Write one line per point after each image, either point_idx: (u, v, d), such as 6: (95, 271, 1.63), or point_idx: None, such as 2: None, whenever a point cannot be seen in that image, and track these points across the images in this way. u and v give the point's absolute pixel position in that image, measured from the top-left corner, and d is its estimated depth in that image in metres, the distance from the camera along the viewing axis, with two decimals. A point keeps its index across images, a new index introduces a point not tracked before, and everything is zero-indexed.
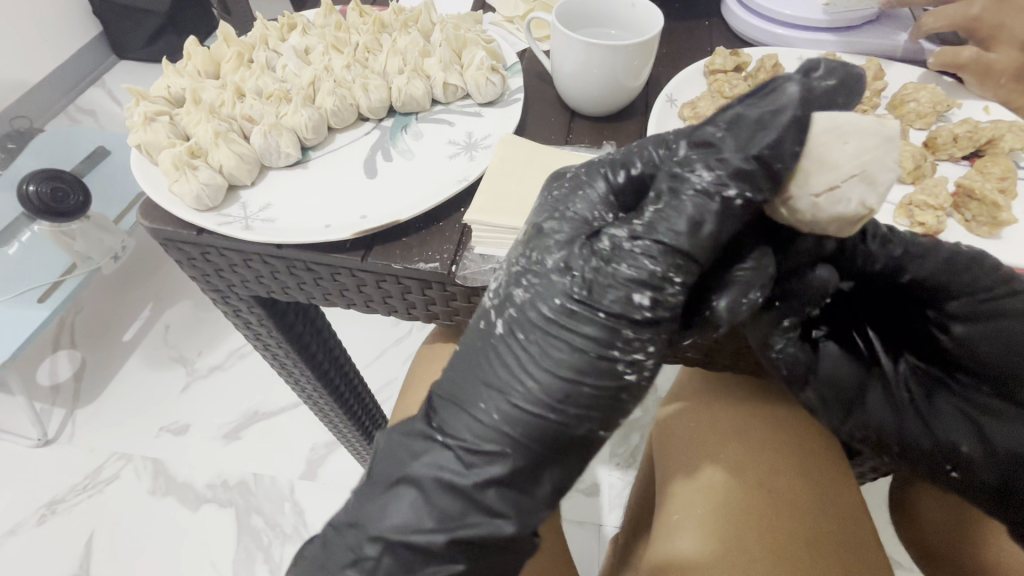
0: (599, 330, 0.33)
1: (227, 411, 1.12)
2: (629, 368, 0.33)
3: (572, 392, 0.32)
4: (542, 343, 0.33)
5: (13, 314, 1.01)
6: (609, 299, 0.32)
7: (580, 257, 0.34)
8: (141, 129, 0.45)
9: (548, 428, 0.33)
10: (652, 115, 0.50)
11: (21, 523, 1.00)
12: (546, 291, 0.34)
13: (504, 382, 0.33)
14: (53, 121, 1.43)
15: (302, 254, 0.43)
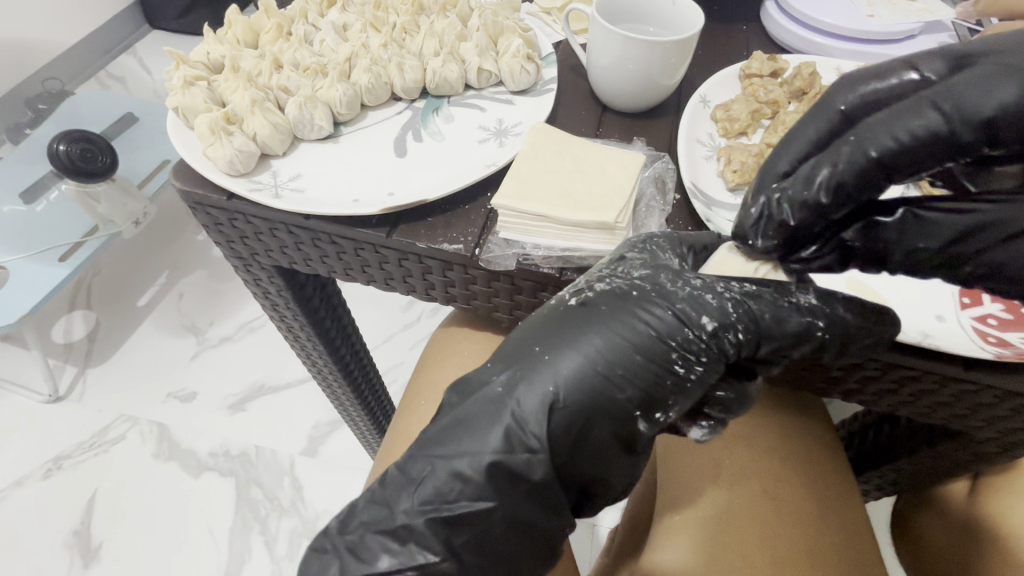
0: (670, 325, 0.34)
1: (234, 382, 1.14)
2: (697, 364, 0.34)
3: (628, 373, 0.33)
4: (619, 334, 0.34)
5: (35, 271, 1.03)
6: (680, 304, 0.34)
7: (619, 273, 0.37)
8: (179, 93, 0.46)
9: (611, 406, 0.33)
10: (685, 115, 0.50)
11: (28, 476, 1.02)
12: (614, 296, 0.35)
13: (560, 378, 0.33)
14: (84, 85, 1.46)
15: (329, 227, 0.43)
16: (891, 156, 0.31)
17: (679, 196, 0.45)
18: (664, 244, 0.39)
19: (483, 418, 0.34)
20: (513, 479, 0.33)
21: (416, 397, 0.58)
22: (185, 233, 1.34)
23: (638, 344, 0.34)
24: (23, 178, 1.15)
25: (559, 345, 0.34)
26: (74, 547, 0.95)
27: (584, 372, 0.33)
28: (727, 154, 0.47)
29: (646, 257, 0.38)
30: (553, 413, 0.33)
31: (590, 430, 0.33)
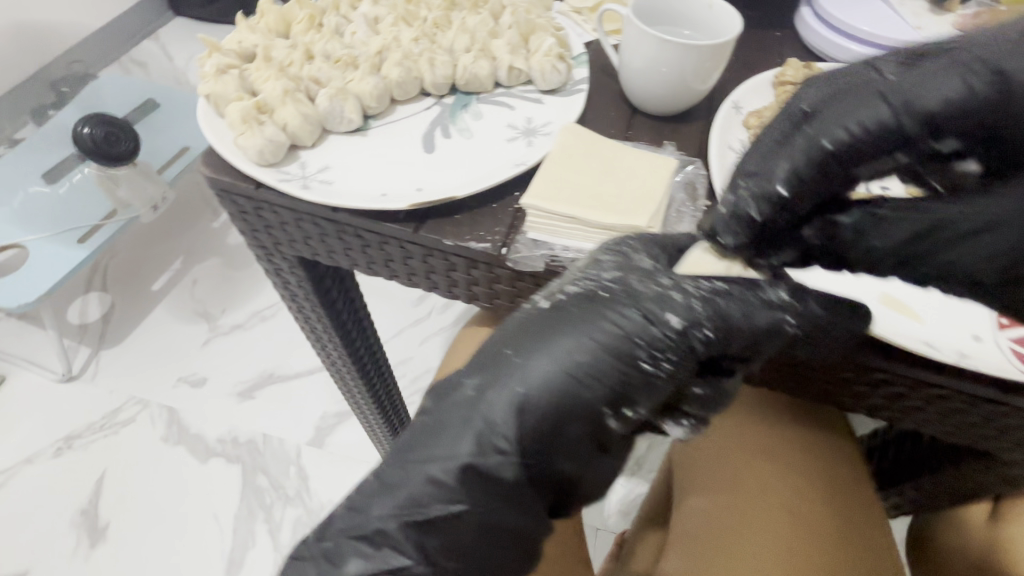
0: (641, 331, 0.32)
1: (244, 369, 1.14)
2: (670, 366, 0.32)
3: (594, 374, 0.32)
4: (586, 340, 0.32)
5: (54, 253, 1.04)
6: (646, 304, 0.33)
7: (585, 275, 0.35)
8: (212, 81, 0.46)
9: (583, 409, 0.32)
10: (716, 120, 0.49)
11: (39, 454, 1.03)
12: (577, 300, 0.33)
13: (521, 385, 0.32)
14: (107, 68, 1.47)
15: (357, 220, 0.43)
16: (845, 149, 0.29)
17: (709, 203, 0.44)
18: (636, 244, 0.36)
19: (454, 425, 0.33)
20: (484, 483, 0.33)
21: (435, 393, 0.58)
22: (202, 220, 1.35)
23: (605, 347, 0.32)
24: (46, 160, 1.17)
25: (523, 352, 0.32)
26: (82, 527, 0.96)
27: (545, 379, 0.32)
28: None
29: (618, 260, 0.35)
30: (520, 420, 0.32)
31: (556, 434, 0.32)
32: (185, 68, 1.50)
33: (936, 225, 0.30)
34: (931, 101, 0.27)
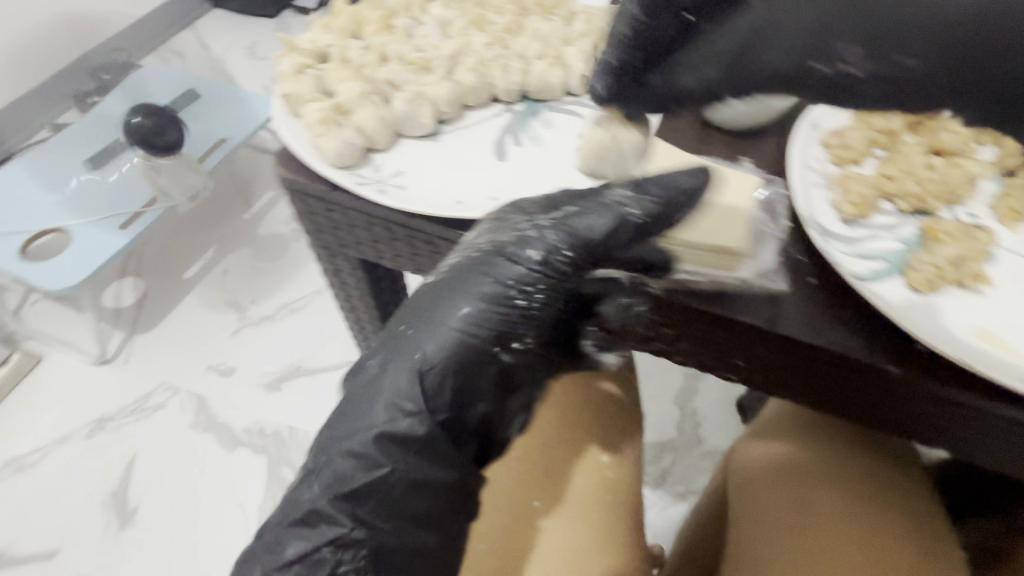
0: (500, 287, 0.38)
1: (272, 360, 1.15)
2: (543, 308, 0.40)
3: (483, 317, 0.38)
4: (457, 302, 0.38)
5: (97, 237, 1.06)
6: (514, 253, 0.39)
7: (466, 243, 0.41)
8: (290, 80, 0.46)
9: (472, 349, 0.38)
10: (796, 137, 0.47)
11: (73, 434, 1.06)
12: (458, 268, 0.39)
13: (418, 344, 0.37)
14: (146, 57, 1.50)
15: (433, 228, 0.43)
16: None
17: (791, 223, 0.44)
18: (510, 205, 0.42)
19: (362, 400, 0.36)
20: (402, 445, 0.36)
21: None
22: (236, 211, 1.36)
23: (488, 296, 0.38)
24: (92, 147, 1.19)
25: (416, 321, 0.38)
26: (112, 508, 0.98)
27: (430, 328, 0.38)
28: (842, 183, 0.45)
29: (494, 220, 0.42)
30: (423, 383, 0.36)
31: (465, 369, 0.38)
32: (224, 60, 1.51)
33: (783, 48, 0.30)
34: None
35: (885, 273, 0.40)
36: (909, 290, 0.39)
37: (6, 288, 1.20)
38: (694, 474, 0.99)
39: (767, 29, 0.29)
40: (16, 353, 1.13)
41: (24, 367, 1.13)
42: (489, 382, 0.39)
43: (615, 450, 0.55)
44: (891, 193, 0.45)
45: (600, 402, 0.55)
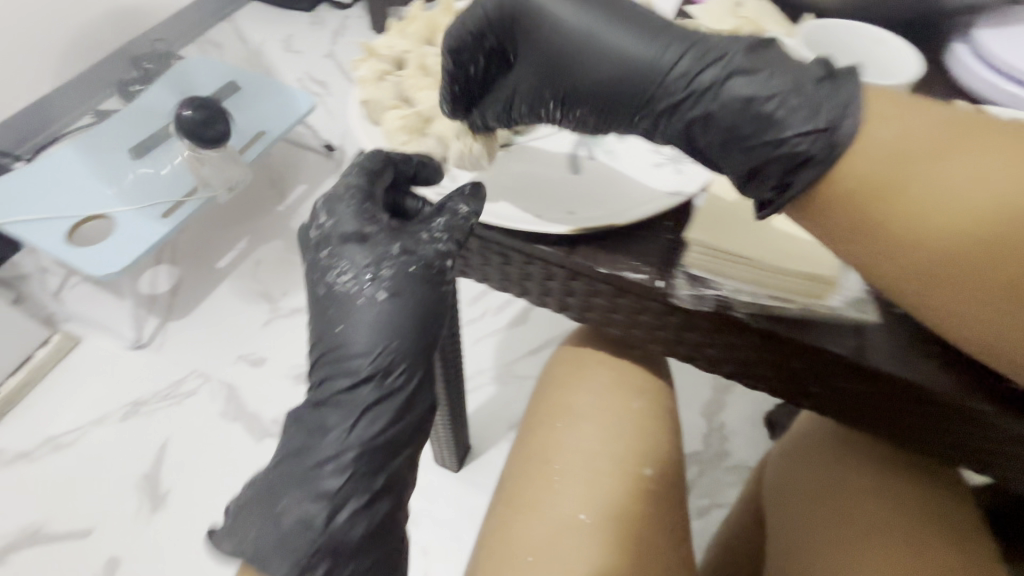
0: (358, 262, 0.41)
1: (301, 353, 1.11)
2: (415, 262, 0.41)
3: (413, 311, 0.41)
4: (324, 281, 0.42)
5: (140, 225, 1.06)
6: (424, 253, 0.42)
7: (361, 256, 0.41)
8: (370, 86, 0.49)
9: (411, 340, 0.41)
10: None
11: (107, 416, 1.03)
12: (371, 280, 0.41)
13: (361, 352, 0.41)
14: (186, 47, 1.52)
15: (507, 239, 0.44)
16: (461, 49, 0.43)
17: None
18: (371, 205, 0.43)
19: (330, 418, 0.41)
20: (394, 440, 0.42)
21: (550, 417, 0.54)
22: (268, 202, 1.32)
23: (416, 296, 0.41)
24: (138, 134, 1.21)
25: (353, 333, 0.41)
26: (144, 491, 0.96)
27: (367, 331, 0.41)
28: None
29: (360, 222, 0.42)
30: (383, 380, 0.41)
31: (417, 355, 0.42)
32: (262, 50, 1.53)
33: (561, 97, 0.43)
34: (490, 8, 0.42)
35: None
36: None
37: (49, 270, 1.19)
38: (720, 487, 0.97)
39: (544, 82, 0.43)
40: (57, 332, 1.09)
41: (63, 348, 1.09)
42: (397, 329, 0.41)
43: (668, 468, 0.52)
44: None
45: (621, 413, 0.53)
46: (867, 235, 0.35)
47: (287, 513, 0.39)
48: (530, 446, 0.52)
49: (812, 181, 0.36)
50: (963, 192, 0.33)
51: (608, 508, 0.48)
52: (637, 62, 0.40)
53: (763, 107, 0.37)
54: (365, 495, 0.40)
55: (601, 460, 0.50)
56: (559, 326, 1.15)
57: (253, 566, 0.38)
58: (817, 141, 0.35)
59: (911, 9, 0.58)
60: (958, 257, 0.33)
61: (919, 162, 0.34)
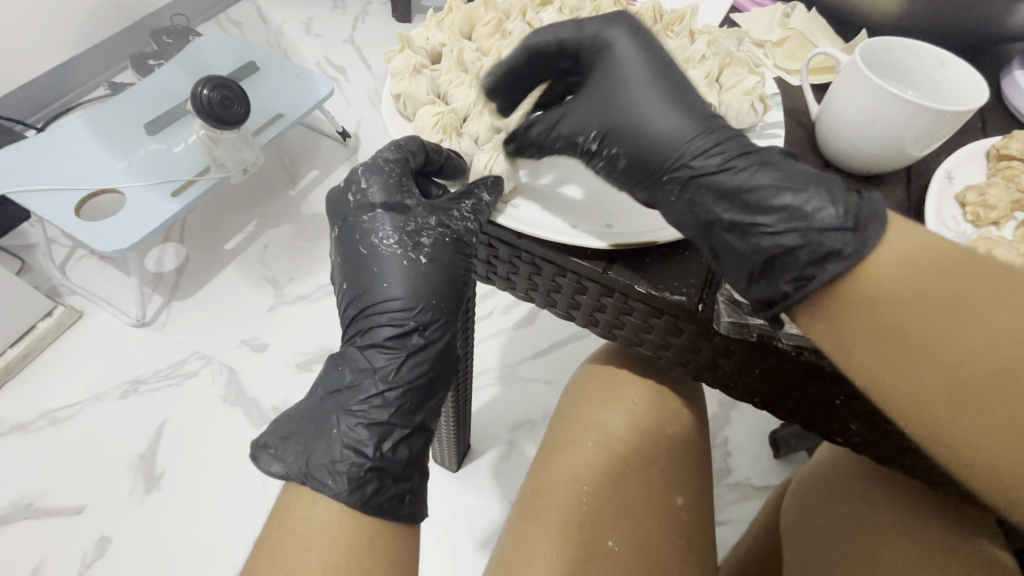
0: (398, 227, 0.41)
1: (306, 341, 1.10)
2: (450, 233, 0.41)
3: (452, 275, 0.41)
4: (361, 243, 0.41)
5: (150, 202, 1.04)
6: (463, 221, 0.41)
7: (402, 221, 0.41)
8: (405, 79, 0.47)
9: (451, 301, 0.41)
10: (933, 192, 0.44)
11: (106, 393, 1.01)
12: (413, 244, 0.40)
13: (401, 309, 0.40)
14: (205, 24, 1.50)
15: (540, 249, 0.42)
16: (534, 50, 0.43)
17: None
18: (408, 179, 0.42)
19: (352, 377, 0.40)
20: (421, 400, 0.40)
21: (578, 433, 0.52)
22: (280, 186, 1.29)
23: (457, 260, 0.41)
24: (153, 109, 1.19)
25: (394, 291, 0.40)
26: (139, 471, 0.94)
27: (407, 289, 0.40)
28: (985, 247, 0.42)
29: (399, 189, 0.42)
30: (421, 338, 0.40)
31: (453, 318, 0.41)
32: (281, 31, 1.51)
33: (601, 123, 0.41)
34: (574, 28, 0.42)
35: None
36: None
37: (56, 240, 1.17)
38: (724, 504, 0.95)
39: (592, 105, 0.41)
40: (60, 306, 1.06)
41: (66, 322, 1.07)
42: (434, 288, 0.40)
43: (693, 492, 0.50)
44: None
45: (649, 433, 0.51)
46: (892, 352, 0.30)
47: (334, 439, 0.37)
48: (555, 463, 0.50)
49: (838, 275, 0.31)
50: (1001, 315, 0.29)
51: (632, 532, 0.46)
52: (670, 116, 0.38)
53: (788, 197, 0.34)
54: (406, 429, 0.39)
55: (628, 483, 0.49)
56: (567, 329, 1.13)
57: (303, 484, 0.36)
58: (845, 241, 0.32)
59: (970, 31, 0.55)
60: (997, 390, 0.29)
61: (952, 278, 0.30)
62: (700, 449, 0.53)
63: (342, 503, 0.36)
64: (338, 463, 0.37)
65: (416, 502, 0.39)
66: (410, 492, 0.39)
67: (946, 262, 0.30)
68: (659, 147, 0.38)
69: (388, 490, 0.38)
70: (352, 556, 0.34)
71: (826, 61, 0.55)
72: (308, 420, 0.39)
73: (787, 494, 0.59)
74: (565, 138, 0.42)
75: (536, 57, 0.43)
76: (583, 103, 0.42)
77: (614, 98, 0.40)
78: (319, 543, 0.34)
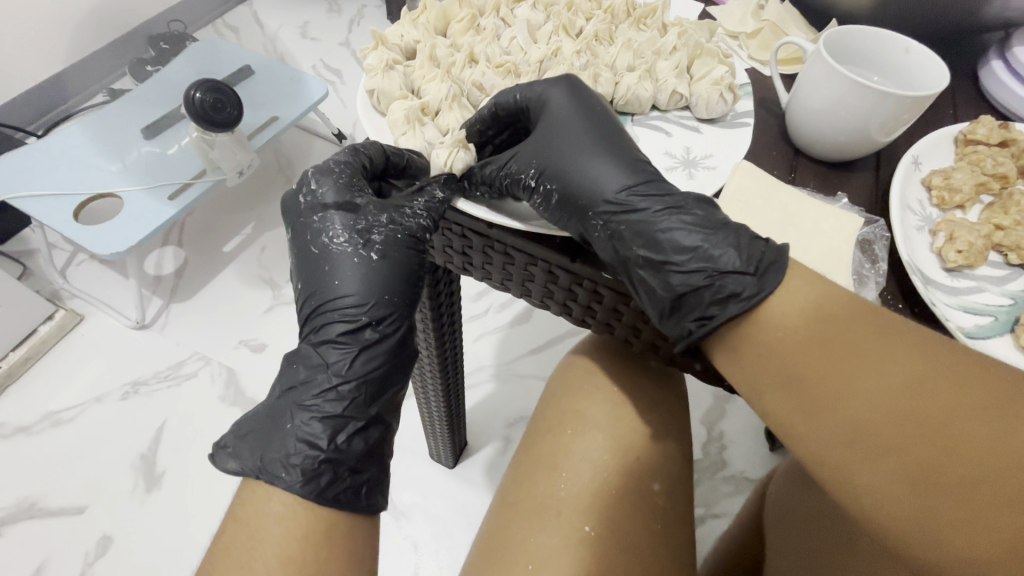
0: (348, 225, 0.42)
1: None
2: (402, 230, 0.42)
3: (405, 272, 0.42)
4: (313, 243, 0.42)
5: (146, 205, 1.06)
6: (414, 217, 0.42)
7: (352, 220, 0.42)
8: (378, 76, 0.48)
9: (405, 295, 0.42)
10: (899, 176, 0.45)
11: (107, 394, 1.03)
12: (365, 242, 0.41)
13: (353, 305, 0.40)
14: (201, 30, 1.51)
15: (509, 237, 0.43)
16: (503, 103, 0.46)
17: (889, 267, 0.42)
18: (357, 178, 0.43)
19: (305, 373, 0.40)
20: (379, 391, 0.41)
21: (560, 423, 0.53)
22: (276, 187, 1.31)
23: (408, 256, 0.42)
24: (150, 114, 1.21)
25: (345, 289, 0.40)
26: (140, 471, 0.96)
27: (359, 286, 0.41)
28: (947, 229, 0.43)
29: (348, 188, 0.43)
30: (373, 333, 0.41)
31: (408, 312, 0.42)
32: (277, 36, 1.52)
33: (540, 167, 0.43)
34: (535, 88, 0.45)
35: (990, 329, 0.39)
36: (1017, 349, 0.38)
37: (57, 246, 1.19)
38: (718, 497, 0.96)
39: (534, 151, 0.44)
40: (61, 309, 1.07)
41: (68, 325, 1.08)
42: (387, 284, 0.41)
43: (671, 475, 0.51)
44: (1001, 244, 0.43)
45: (634, 425, 0.52)
46: (794, 392, 0.35)
47: (289, 434, 0.38)
48: (537, 455, 0.51)
49: (736, 315, 0.36)
50: (887, 370, 0.33)
51: (610, 518, 0.47)
52: (604, 168, 0.42)
53: (699, 239, 0.38)
54: (361, 421, 0.40)
55: (611, 474, 0.49)
56: (561, 326, 1.14)
57: (258, 478, 0.37)
58: (748, 283, 0.36)
59: (937, 24, 0.56)
60: (883, 435, 0.32)
61: (850, 331, 0.35)
62: (677, 434, 0.54)
63: (296, 495, 0.36)
64: (291, 455, 0.37)
65: (374, 494, 0.40)
66: (368, 483, 0.40)
67: (845, 318, 0.35)
68: (588, 194, 0.41)
69: (344, 482, 0.38)
70: (309, 547, 0.35)
71: (796, 52, 0.56)
72: (262, 417, 0.39)
73: (772, 483, 0.60)
74: (499, 178, 0.44)
75: (504, 105, 0.46)
76: (523, 149, 0.44)
77: (552, 150, 0.43)
78: (277, 535, 0.35)
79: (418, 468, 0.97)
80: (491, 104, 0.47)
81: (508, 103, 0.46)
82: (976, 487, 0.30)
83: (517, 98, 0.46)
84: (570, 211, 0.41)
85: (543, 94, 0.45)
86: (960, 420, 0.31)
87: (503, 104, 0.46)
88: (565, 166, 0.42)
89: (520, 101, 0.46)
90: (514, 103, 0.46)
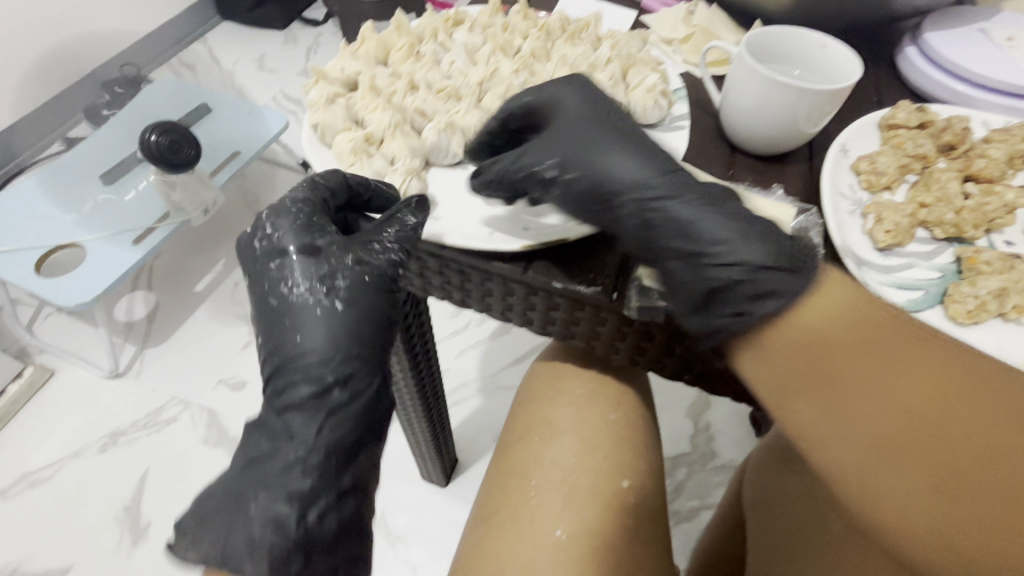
0: (308, 274, 0.41)
1: None
2: (370, 272, 0.42)
3: (374, 318, 0.42)
4: (272, 295, 0.41)
5: (109, 253, 1.04)
6: (377, 264, 0.42)
7: (313, 266, 0.41)
8: (320, 110, 0.50)
9: (372, 350, 0.42)
10: (826, 165, 0.47)
11: (85, 448, 1.01)
12: (327, 290, 0.41)
13: (319, 363, 0.40)
14: (157, 70, 1.51)
15: (467, 258, 0.45)
16: (533, 96, 0.44)
17: (826, 252, 0.44)
18: (318, 213, 0.43)
19: (271, 444, 0.40)
20: (348, 457, 0.41)
21: (528, 431, 0.54)
22: (243, 221, 1.30)
23: (375, 306, 0.42)
24: (107, 160, 1.19)
25: (311, 345, 0.40)
26: (125, 523, 0.94)
27: (323, 344, 0.40)
28: (875, 212, 0.45)
29: (307, 226, 0.42)
30: (343, 395, 0.40)
31: (376, 367, 0.42)
32: (233, 71, 1.52)
33: (569, 155, 0.41)
34: (567, 82, 0.44)
35: (922, 303, 0.42)
36: (947, 319, 0.40)
37: (21, 301, 1.16)
38: (709, 488, 0.97)
39: (561, 140, 0.42)
40: (29, 366, 1.06)
41: (37, 382, 1.06)
42: (352, 338, 0.41)
43: (642, 475, 0.52)
44: (926, 221, 0.45)
45: (598, 425, 0.53)
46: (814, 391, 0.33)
47: (252, 515, 0.38)
48: (508, 464, 0.52)
49: (776, 311, 0.34)
50: (909, 372, 0.31)
51: (583, 523, 0.47)
52: (632, 163, 0.40)
53: (727, 235, 0.37)
54: (332, 495, 0.40)
55: (579, 476, 0.50)
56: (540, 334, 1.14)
57: (222, 566, 0.37)
58: (788, 274, 0.34)
59: (853, 18, 0.60)
60: (897, 440, 0.31)
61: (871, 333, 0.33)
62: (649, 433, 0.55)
63: None
64: (254, 539, 0.37)
65: (350, 563, 0.41)
66: (342, 555, 0.40)
67: (871, 319, 0.33)
68: (618, 181, 0.39)
69: (315, 562, 0.38)
70: None
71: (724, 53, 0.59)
72: (223, 496, 0.39)
73: (745, 476, 0.62)
74: (528, 169, 0.42)
75: (534, 97, 0.44)
76: (553, 138, 0.42)
77: (582, 138, 0.41)
78: None
79: (410, 492, 0.96)
80: (521, 96, 0.45)
81: (538, 96, 0.44)
82: (986, 494, 0.29)
83: (546, 91, 0.44)
84: (600, 200, 0.40)
85: (576, 87, 0.43)
86: (977, 425, 0.30)
87: (533, 96, 0.44)
88: (595, 155, 0.40)
89: (549, 94, 0.44)
90: (543, 96, 0.44)
